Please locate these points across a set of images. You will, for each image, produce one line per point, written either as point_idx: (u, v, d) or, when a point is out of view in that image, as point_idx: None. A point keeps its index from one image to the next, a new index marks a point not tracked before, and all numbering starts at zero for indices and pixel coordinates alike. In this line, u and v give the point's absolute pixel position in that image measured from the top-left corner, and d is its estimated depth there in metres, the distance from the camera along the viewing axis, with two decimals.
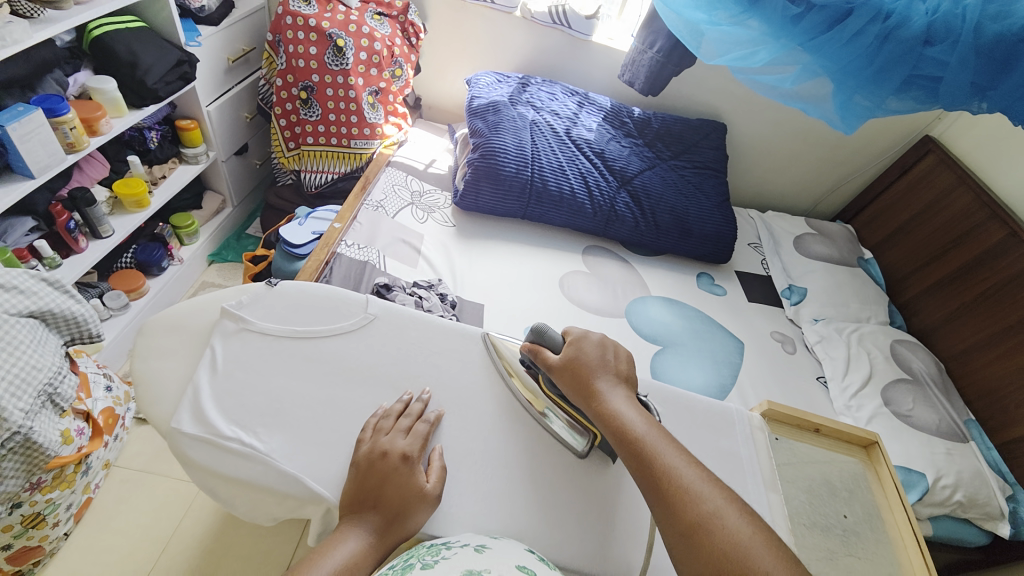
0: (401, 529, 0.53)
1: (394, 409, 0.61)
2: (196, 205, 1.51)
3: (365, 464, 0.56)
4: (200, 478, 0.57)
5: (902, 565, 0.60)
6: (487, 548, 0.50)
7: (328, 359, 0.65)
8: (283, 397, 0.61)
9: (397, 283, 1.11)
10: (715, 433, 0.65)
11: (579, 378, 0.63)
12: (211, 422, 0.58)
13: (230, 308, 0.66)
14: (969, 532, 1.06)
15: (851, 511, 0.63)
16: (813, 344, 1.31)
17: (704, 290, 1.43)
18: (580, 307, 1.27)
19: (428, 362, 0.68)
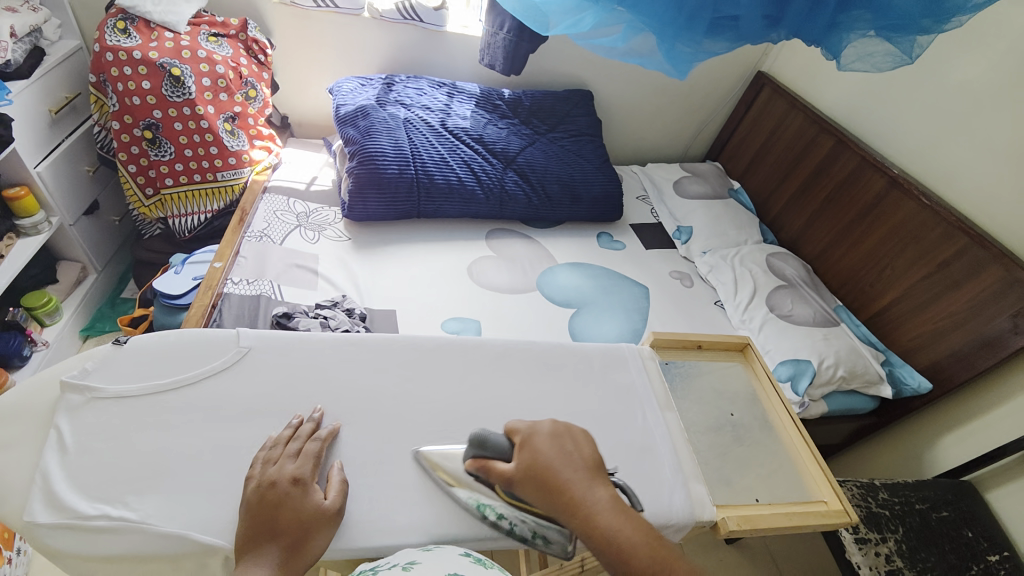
0: (308, 549, 0.51)
1: (281, 437, 0.59)
2: (49, 279, 1.34)
3: (256, 498, 0.53)
4: (75, 567, 0.52)
5: (783, 440, 0.71)
6: (417, 563, 0.49)
7: (214, 403, 0.62)
8: (163, 455, 0.57)
9: (297, 309, 1.06)
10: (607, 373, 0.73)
11: (545, 480, 0.54)
12: (73, 507, 0.53)
13: (72, 378, 0.61)
14: (857, 401, 1.23)
15: (736, 409, 0.74)
16: (705, 274, 1.46)
17: (606, 248, 1.52)
18: (493, 290, 1.29)
19: (322, 378, 0.67)
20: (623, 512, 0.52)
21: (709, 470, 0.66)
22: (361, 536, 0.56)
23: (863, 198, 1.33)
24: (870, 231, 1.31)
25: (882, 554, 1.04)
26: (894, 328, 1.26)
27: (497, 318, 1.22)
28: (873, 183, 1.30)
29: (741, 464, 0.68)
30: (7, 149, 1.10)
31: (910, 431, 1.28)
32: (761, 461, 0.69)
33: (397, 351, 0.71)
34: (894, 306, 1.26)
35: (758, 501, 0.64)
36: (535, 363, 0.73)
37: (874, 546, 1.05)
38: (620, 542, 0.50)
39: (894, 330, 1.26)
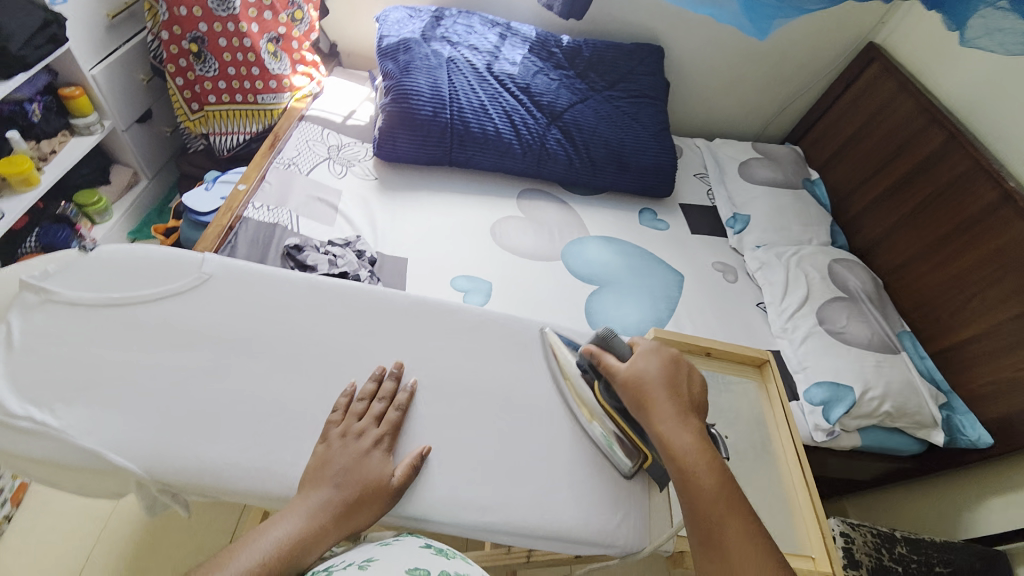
0: (359, 515, 0.53)
1: (367, 390, 0.61)
2: (103, 180, 1.41)
3: (332, 445, 0.56)
4: (9, 461, 0.55)
5: (781, 474, 0.65)
6: (372, 562, 0.46)
7: (183, 326, 0.62)
8: (100, 363, 0.58)
9: (310, 242, 1.05)
10: None
11: (642, 400, 0.60)
12: (1, 401, 0.54)
13: (32, 279, 0.62)
14: (899, 441, 1.08)
15: (734, 431, 0.67)
16: (753, 271, 1.30)
17: (647, 226, 1.39)
18: (514, 254, 1.22)
19: (275, 319, 0.65)
20: (704, 448, 0.57)
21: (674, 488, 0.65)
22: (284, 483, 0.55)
23: (967, 210, 1.11)
24: (966, 250, 1.10)
25: None
26: (968, 368, 1.07)
27: (511, 283, 1.16)
28: (983, 193, 1.08)
29: None
30: (63, 48, 1.14)
31: (955, 485, 1.12)
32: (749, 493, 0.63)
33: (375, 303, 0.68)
34: (976, 343, 1.07)
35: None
36: (510, 341, 0.71)
37: None
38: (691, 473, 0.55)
39: (967, 370, 1.08)
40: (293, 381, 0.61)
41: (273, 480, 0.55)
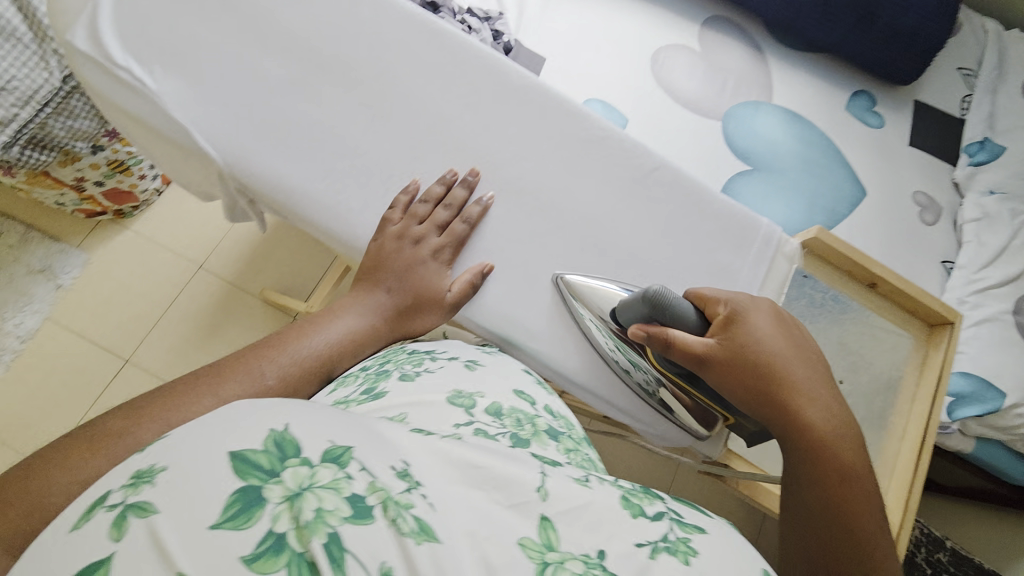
0: (411, 321, 0.54)
1: (434, 193, 0.55)
2: None
3: (389, 248, 0.54)
4: (106, 108, 0.56)
5: (886, 439, 0.63)
6: (478, 364, 0.50)
7: (293, 38, 0.56)
8: (190, 41, 0.55)
9: (448, 4, 0.91)
10: (715, 242, 0.58)
11: (762, 366, 0.48)
12: (104, 45, 0.54)
13: None
14: (1017, 469, 0.91)
15: (850, 378, 0.65)
16: (965, 221, 0.98)
17: (852, 115, 1.05)
18: (668, 94, 1.00)
19: (371, 53, 0.57)
20: (851, 433, 0.48)
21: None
22: (352, 229, 0.55)
23: None
24: None
25: None
26: None
27: (652, 129, 0.97)
28: None
29: None
30: None
31: None
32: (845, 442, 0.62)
33: (497, 85, 0.58)
34: None
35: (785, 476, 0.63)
36: (630, 177, 0.58)
37: None
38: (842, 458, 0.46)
39: None
40: (386, 139, 0.56)
41: (336, 221, 0.55)
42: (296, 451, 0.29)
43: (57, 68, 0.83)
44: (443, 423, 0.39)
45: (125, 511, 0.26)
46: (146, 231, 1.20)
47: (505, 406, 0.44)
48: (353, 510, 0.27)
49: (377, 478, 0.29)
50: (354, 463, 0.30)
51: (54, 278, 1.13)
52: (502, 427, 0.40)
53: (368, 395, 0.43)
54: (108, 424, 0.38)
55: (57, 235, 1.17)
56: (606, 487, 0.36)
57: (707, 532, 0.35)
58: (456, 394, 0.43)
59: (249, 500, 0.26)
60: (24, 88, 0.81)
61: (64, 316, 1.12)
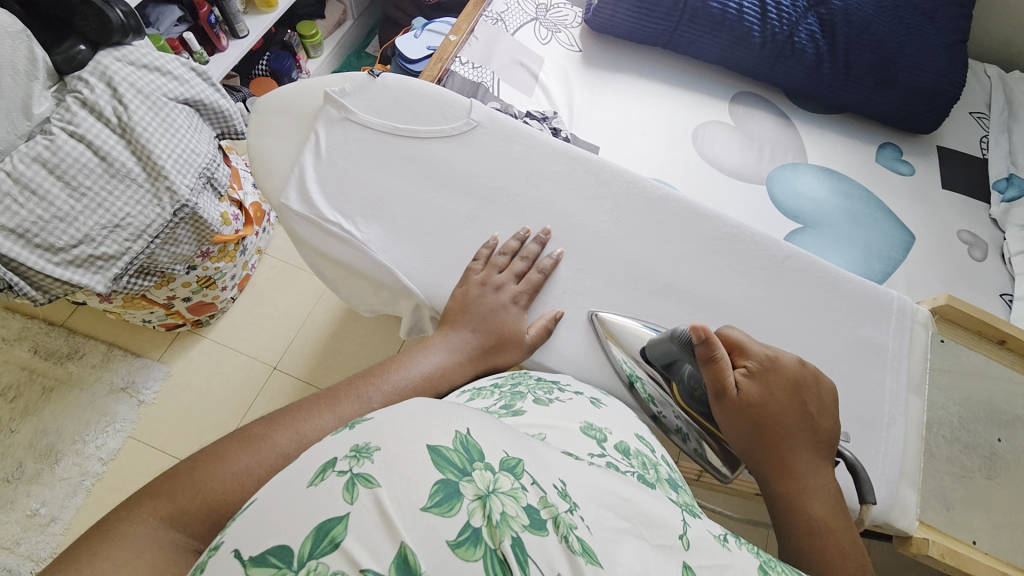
0: (491, 360, 0.57)
1: (510, 247, 0.61)
2: (319, 14, 1.49)
3: (474, 293, 0.59)
4: (309, 255, 0.66)
5: None
6: (603, 404, 0.52)
7: (433, 166, 0.65)
8: (380, 192, 0.64)
9: (510, 110, 1.02)
10: (859, 320, 0.60)
11: (763, 427, 0.51)
12: (314, 204, 0.63)
13: (334, 93, 0.67)
14: None
15: (1007, 437, 0.59)
16: (1013, 254, 1.01)
17: (883, 166, 1.11)
18: (711, 165, 1.07)
19: (529, 181, 0.65)
20: (832, 497, 0.50)
21: (931, 481, 0.57)
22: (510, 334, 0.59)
23: None
24: None
25: None
26: None
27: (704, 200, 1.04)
28: None
29: (984, 502, 0.56)
30: None
31: None
32: (1010, 512, 0.57)
33: (600, 187, 0.65)
34: None
35: (976, 544, 0.55)
36: (727, 257, 0.62)
37: None
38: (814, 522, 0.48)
39: None
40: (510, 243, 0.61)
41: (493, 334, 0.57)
42: (481, 457, 0.31)
43: (168, 203, 0.86)
44: (581, 449, 0.41)
45: (353, 479, 0.29)
46: (222, 338, 1.24)
47: (631, 446, 0.45)
48: (531, 521, 0.29)
49: (547, 494, 0.31)
50: (527, 476, 0.31)
51: (135, 394, 1.16)
52: (631, 465, 0.42)
53: (509, 410, 0.45)
54: (252, 429, 0.45)
55: (138, 350, 1.21)
56: (745, 551, 0.38)
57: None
58: (587, 425, 0.46)
59: (449, 492, 0.28)
60: (136, 224, 0.85)
61: (146, 433, 1.13)
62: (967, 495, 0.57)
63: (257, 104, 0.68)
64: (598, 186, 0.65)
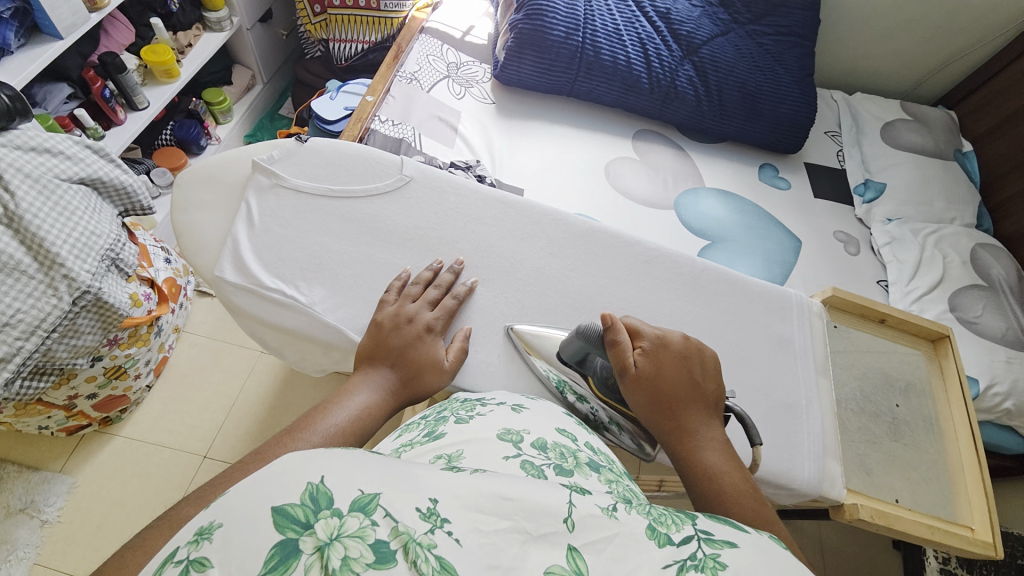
0: (414, 391, 0.55)
1: (422, 277, 0.63)
2: (226, 80, 1.47)
3: (388, 325, 0.58)
4: (251, 327, 0.64)
5: (948, 450, 0.67)
6: (524, 407, 0.49)
7: (370, 221, 0.67)
8: (324, 253, 0.64)
9: (434, 162, 1.07)
10: (771, 318, 0.68)
11: (661, 394, 0.53)
12: (252, 273, 0.62)
13: (262, 162, 0.68)
14: (1009, 440, 1.04)
15: (904, 401, 0.68)
16: (879, 245, 1.19)
17: (765, 183, 1.28)
18: (624, 196, 1.18)
19: (467, 229, 0.68)
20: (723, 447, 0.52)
21: (850, 452, 0.64)
22: (468, 374, 0.60)
23: None
24: None
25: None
26: None
27: (623, 226, 1.13)
28: None
29: (893, 460, 0.64)
30: None
31: None
32: (916, 466, 0.65)
33: (530, 226, 0.69)
34: None
35: (897, 502, 0.62)
36: (650, 275, 0.68)
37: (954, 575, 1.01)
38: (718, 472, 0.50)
39: None
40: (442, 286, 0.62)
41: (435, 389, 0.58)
42: (329, 503, 0.27)
43: (66, 292, 0.78)
44: (494, 458, 0.38)
45: (188, 564, 0.27)
46: (137, 433, 1.14)
47: (550, 440, 0.42)
48: (376, 556, 0.26)
49: (401, 522, 0.27)
50: (381, 510, 0.27)
51: (38, 513, 1.03)
52: (547, 459, 0.39)
53: (429, 437, 0.43)
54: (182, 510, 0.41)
55: (36, 463, 1.09)
56: (636, 514, 0.32)
57: (738, 545, 0.32)
58: (504, 430, 0.43)
59: (285, 552, 0.26)
60: (28, 319, 0.75)
61: (54, 556, 1.00)
62: (880, 458, 0.65)
63: (179, 180, 0.68)
64: (529, 225, 0.69)
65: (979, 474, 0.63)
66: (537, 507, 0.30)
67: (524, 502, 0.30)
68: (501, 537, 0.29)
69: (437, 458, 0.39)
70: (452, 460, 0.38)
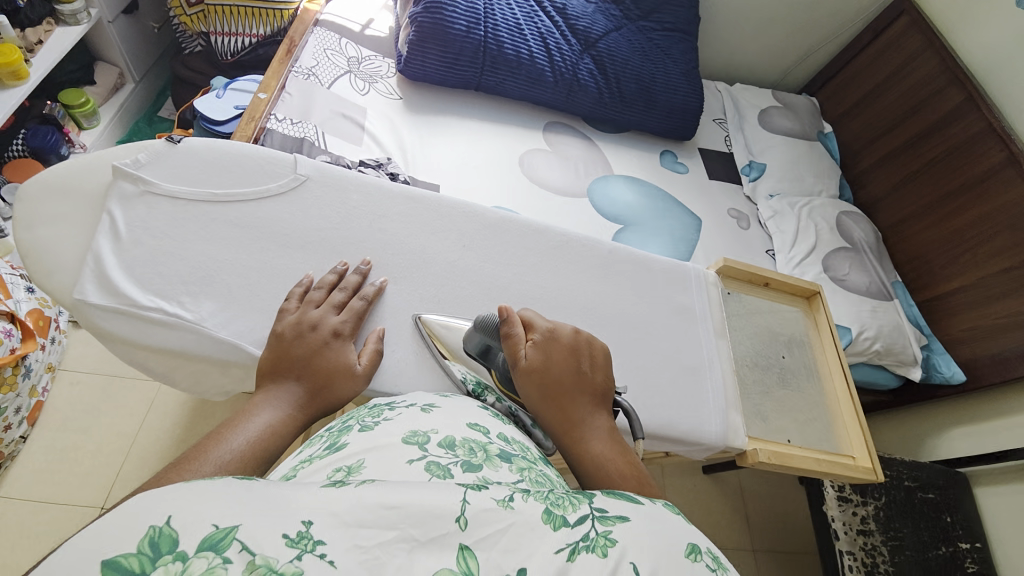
0: (326, 401, 0.53)
1: (327, 281, 0.60)
2: (87, 79, 1.29)
3: (290, 334, 0.54)
4: (124, 352, 0.57)
5: (827, 390, 0.77)
6: (435, 407, 0.48)
7: (266, 225, 0.63)
8: (211, 264, 0.59)
9: (341, 162, 1.01)
10: (673, 290, 0.73)
11: (548, 386, 0.53)
12: (122, 293, 0.55)
13: (125, 167, 0.61)
14: (880, 376, 1.22)
15: (789, 353, 0.77)
16: (766, 219, 1.33)
17: (666, 168, 1.38)
18: (540, 186, 1.20)
19: (374, 228, 0.66)
20: (608, 434, 0.52)
21: (749, 404, 0.71)
22: (383, 378, 0.59)
23: (969, 171, 1.20)
24: (961, 210, 1.21)
25: (858, 516, 1.04)
26: (952, 316, 1.21)
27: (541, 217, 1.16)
28: (987, 156, 1.17)
29: (782, 406, 0.73)
30: None
31: (922, 419, 1.29)
32: (802, 408, 0.74)
33: (440, 218, 0.69)
34: (958, 294, 1.20)
35: (789, 442, 0.70)
36: (562, 260, 0.71)
37: (854, 507, 1.04)
38: (604, 458, 0.50)
39: (950, 317, 1.21)
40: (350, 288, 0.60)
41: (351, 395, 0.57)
42: (172, 547, 0.25)
43: None
44: (398, 465, 0.38)
45: None
46: (13, 492, 0.98)
47: (458, 437, 0.42)
48: None
49: (260, 554, 0.26)
50: (236, 544, 0.26)
51: None
52: (454, 457, 0.39)
53: (329, 450, 0.41)
54: None
55: None
56: (532, 501, 0.33)
57: (629, 519, 0.34)
58: (411, 433, 0.42)
59: None
60: None
61: None
62: (770, 405, 0.73)
63: (18, 193, 0.58)
64: (439, 218, 0.69)
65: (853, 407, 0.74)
66: (424, 512, 0.30)
67: (408, 508, 0.30)
68: (384, 549, 0.29)
69: (336, 471, 0.38)
70: (353, 473, 0.37)
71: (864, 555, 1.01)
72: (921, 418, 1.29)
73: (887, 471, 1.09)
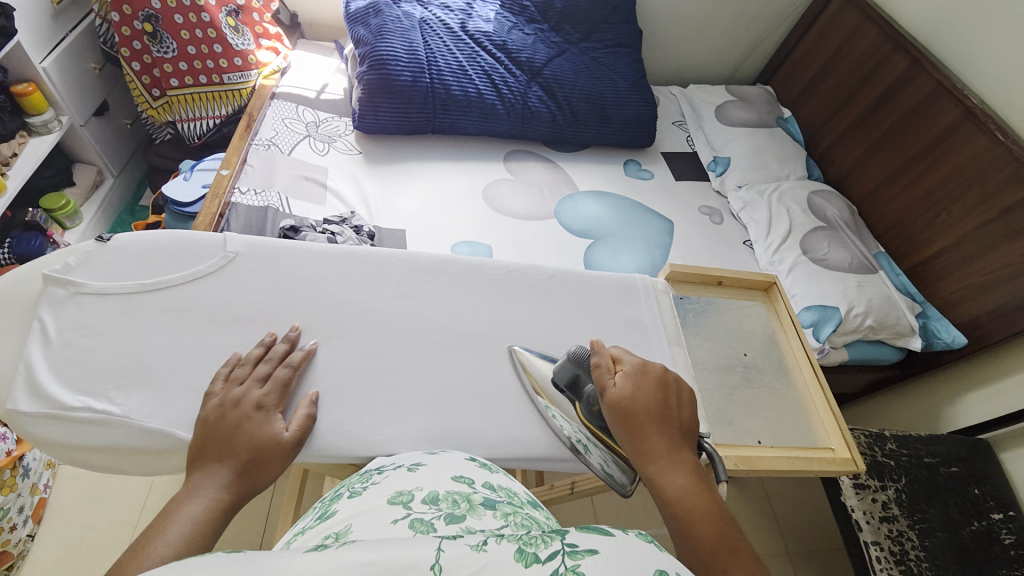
0: (254, 481, 0.53)
1: (253, 355, 0.61)
2: (67, 181, 1.36)
3: (213, 417, 0.55)
4: (62, 455, 0.58)
5: (798, 383, 0.75)
6: (422, 465, 0.49)
7: (214, 306, 0.65)
8: (163, 350, 0.61)
9: (305, 223, 1.04)
10: (620, 305, 0.74)
11: (633, 422, 0.56)
12: (50, 397, 0.57)
13: (54, 273, 0.63)
14: (883, 351, 1.18)
15: (750, 349, 0.77)
16: (738, 211, 1.34)
17: (631, 176, 1.39)
18: (506, 215, 1.22)
19: (307, 290, 0.68)
20: (693, 480, 0.53)
21: (712, 408, 0.70)
22: (341, 438, 0.60)
23: (929, 132, 1.19)
24: (930, 170, 1.19)
25: (880, 502, 0.99)
26: (941, 279, 1.18)
27: (510, 244, 1.17)
28: (944, 113, 1.16)
29: (748, 404, 0.71)
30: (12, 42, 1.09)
31: (935, 390, 1.24)
32: (770, 404, 0.72)
33: (382, 270, 0.71)
34: (943, 256, 1.17)
35: (760, 443, 0.68)
36: (509, 292, 0.73)
37: (873, 493, 1.00)
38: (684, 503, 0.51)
39: (940, 281, 1.18)
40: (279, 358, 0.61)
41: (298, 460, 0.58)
42: None
43: None
44: (382, 524, 0.38)
45: None
46: None
47: (441, 491, 0.43)
48: None
49: None
50: None
51: None
52: (438, 510, 0.40)
53: (320, 519, 0.43)
54: None
55: None
56: (504, 541, 0.32)
57: (598, 551, 0.32)
58: (396, 494, 0.43)
59: None
60: None
61: None
62: (737, 404, 0.72)
63: None
64: (381, 270, 0.71)
65: (824, 396, 0.72)
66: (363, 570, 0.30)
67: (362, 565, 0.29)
68: None
69: (325, 538, 0.39)
70: (339, 539, 0.38)
71: (891, 543, 0.95)
72: (933, 389, 1.25)
73: (902, 450, 1.05)
